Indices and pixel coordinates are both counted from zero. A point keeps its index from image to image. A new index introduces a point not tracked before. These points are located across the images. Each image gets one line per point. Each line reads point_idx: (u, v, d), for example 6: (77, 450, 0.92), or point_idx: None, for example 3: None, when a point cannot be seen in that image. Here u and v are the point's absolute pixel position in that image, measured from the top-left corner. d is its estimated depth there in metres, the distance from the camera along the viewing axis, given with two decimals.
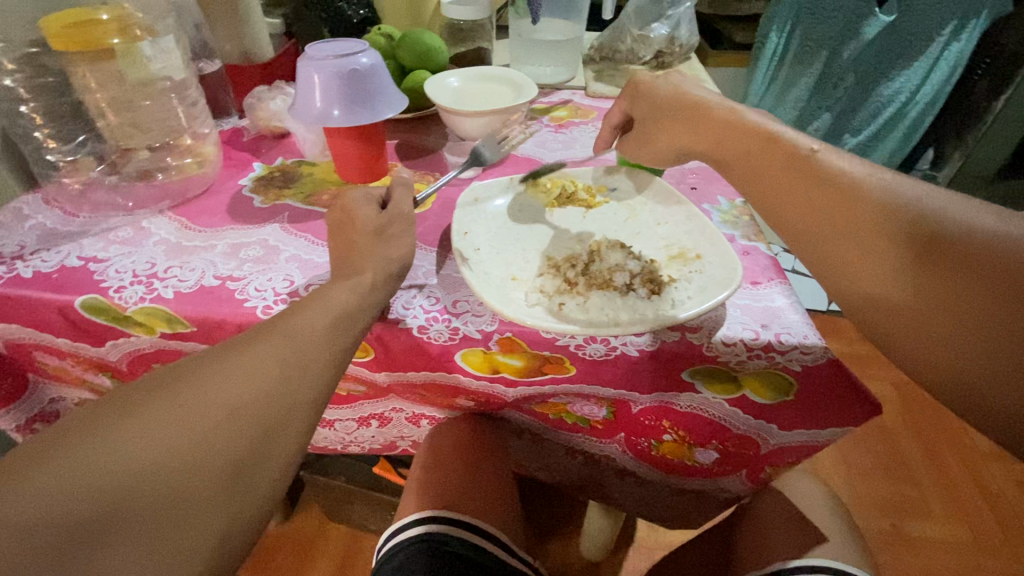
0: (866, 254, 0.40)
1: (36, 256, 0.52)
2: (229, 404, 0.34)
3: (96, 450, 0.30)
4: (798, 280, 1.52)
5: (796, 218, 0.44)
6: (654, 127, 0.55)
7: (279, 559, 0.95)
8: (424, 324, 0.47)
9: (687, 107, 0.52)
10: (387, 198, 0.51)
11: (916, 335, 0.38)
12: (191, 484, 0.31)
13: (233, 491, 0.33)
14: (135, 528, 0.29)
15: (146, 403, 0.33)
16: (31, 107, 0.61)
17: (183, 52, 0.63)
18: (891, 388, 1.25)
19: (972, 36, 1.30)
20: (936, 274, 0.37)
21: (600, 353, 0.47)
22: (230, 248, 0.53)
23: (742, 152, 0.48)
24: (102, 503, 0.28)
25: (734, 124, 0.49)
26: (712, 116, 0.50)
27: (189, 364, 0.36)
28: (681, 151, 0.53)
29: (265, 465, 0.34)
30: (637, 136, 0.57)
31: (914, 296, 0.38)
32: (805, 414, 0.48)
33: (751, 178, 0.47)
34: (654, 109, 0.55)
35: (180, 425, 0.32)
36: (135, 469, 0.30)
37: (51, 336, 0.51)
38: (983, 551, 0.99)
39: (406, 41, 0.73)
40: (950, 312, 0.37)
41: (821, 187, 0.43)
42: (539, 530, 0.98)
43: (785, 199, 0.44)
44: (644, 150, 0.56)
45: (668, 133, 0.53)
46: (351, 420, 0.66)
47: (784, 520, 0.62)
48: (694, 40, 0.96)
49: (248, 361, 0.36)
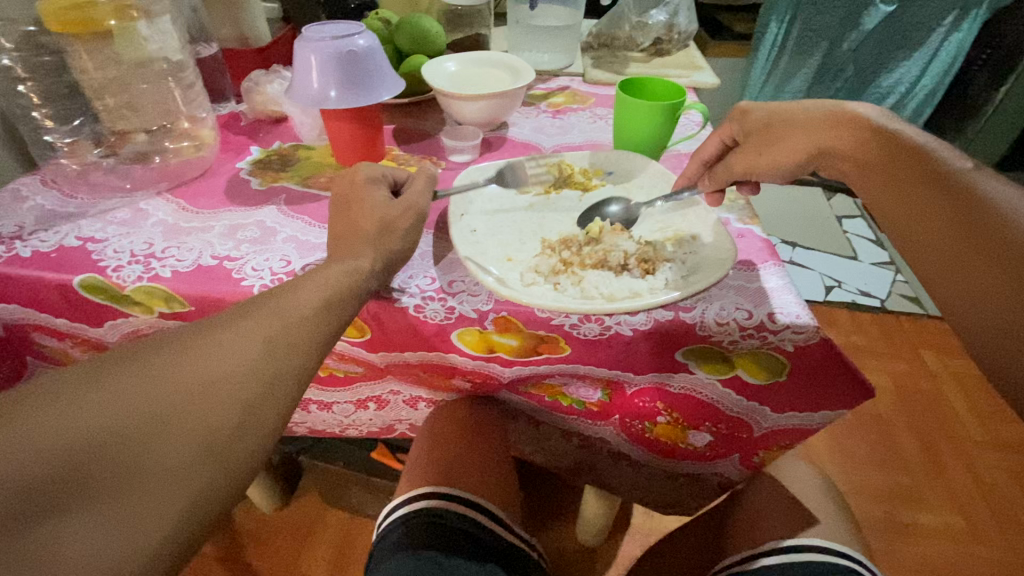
0: (942, 244, 0.39)
1: (35, 236, 0.52)
2: (206, 379, 0.34)
3: (73, 410, 0.30)
4: (797, 271, 1.53)
5: (912, 233, 0.41)
6: (781, 127, 0.51)
7: (279, 543, 0.96)
8: (420, 303, 0.48)
9: (812, 113, 0.50)
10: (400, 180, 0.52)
11: (970, 321, 0.37)
12: (161, 453, 0.31)
13: (204, 467, 0.32)
14: (98, 496, 0.29)
15: (123, 369, 0.33)
16: (29, 86, 0.62)
17: (180, 34, 0.63)
18: (887, 379, 1.26)
19: (973, 26, 1.30)
20: (1002, 271, 0.36)
21: (594, 332, 0.46)
22: (227, 229, 0.54)
23: (844, 144, 0.47)
24: (66, 469, 0.29)
25: (851, 121, 0.47)
26: (824, 114, 0.49)
27: (169, 336, 0.36)
28: (812, 155, 0.49)
29: (241, 441, 0.34)
30: (762, 139, 0.53)
31: (973, 282, 0.37)
32: (798, 395, 0.49)
33: (869, 186, 0.45)
34: (773, 115, 0.52)
35: (155, 395, 0.32)
36: (110, 431, 0.30)
37: (50, 317, 0.52)
38: (975, 537, 1.00)
39: (403, 26, 0.73)
40: (1003, 303, 0.36)
41: (934, 194, 0.41)
42: (537, 514, 0.99)
43: (875, 185, 0.45)
44: (769, 153, 0.52)
45: (790, 140, 0.51)
46: (349, 404, 0.67)
47: (776, 502, 0.63)
48: (692, 27, 0.95)
49: (233, 337, 0.36)
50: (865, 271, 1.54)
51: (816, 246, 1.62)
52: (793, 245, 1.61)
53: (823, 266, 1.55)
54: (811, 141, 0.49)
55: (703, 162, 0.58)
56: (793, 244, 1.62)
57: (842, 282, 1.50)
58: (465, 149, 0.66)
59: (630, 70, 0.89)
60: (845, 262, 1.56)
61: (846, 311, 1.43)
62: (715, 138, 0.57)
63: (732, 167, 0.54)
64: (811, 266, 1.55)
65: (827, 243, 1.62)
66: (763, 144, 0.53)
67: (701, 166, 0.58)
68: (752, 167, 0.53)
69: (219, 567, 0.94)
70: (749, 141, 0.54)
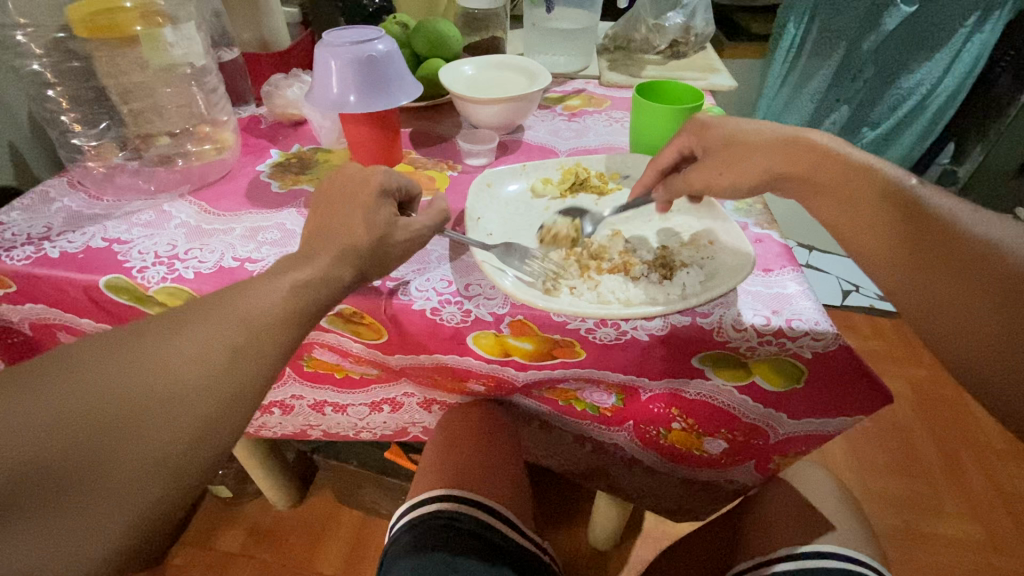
0: (910, 266, 0.40)
1: (63, 237, 0.53)
2: (156, 390, 0.33)
3: (85, 381, 0.32)
4: (813, 275, 1.51)
5: (878, 257, 0.42)
6: (739, 146, 0.49)
7: (293, 540, 0.98)
8: (436, 306, 0.48)
9: (769, 134, 0.49)
10: (411, 193, 0.49)
11: (953, 345, 0.38)
12: (162, 425, 0.33)
13: (160, 472, 0.32)
14: (83, 475, 0.31)
15: (65, 378, 0.32)
16: (59, 91, 0.64)
17: (204, 38, 0.65)
18: (906, 385, 1.24)
19: (997, 27, 1.26)
20: (969, 285, 0.37)
21: (611, 336, 0.47)
22: (248, 231, 0.55)
23: (801, 164, 0.46)
24: (76, 435, 0.31)
25: (806, 143, 0.47)
26: (777, 136, 0.48)
27: (121, 337, 0.35)
28: (771, 175, 0.48)
29: (198, 453, 0.34)
30: (722, 158, 0.50)
31: (963, 306, 0.37)
32: (817, 403, 0.48)
33: (827, 207, 0.45)
34: (731, 134, 0.50)
35: (95, 406, 0.32)
36: (119, 404, 0.32)
37: (75, 316, 0.53)
38: (995, 548, 0.98)
39: (421, 30, 0.74)
40: (984, 327, 0.36)
41: (892, 219, 0.42)
42: (549, 516, 0.99)
43: (836, 211, 0.45)
44: (728, 173, 0.50)
45: (753, 158, 0.49)
46: (364, 405, 0.68)
47: (790, 510, 0.62)
48: (709, 30, 0.94)
49: (190, 344, 0.35)
50: None
51: (834, 250, 1.59)
52: (810, 248, 1.59)
53: (841, 270, 1.53)
54: (770, 160, 0.48)
55: (659, 170, 0.56)
56: (810, 248, 1.60)
57: (859, 286, 1.48)
58: (481, 153, 0.66)
59: (646, 72, 0.89)
60: None
61: (863, 316, 1.41)
62: (672, 149, 0.54)
63: (691, 180, 0.52)
64: (829, 270, 1.53)
65: None
66: (722, 163, 0.50)
67: (657, 174, 0.56)
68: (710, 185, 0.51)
69: (235, 563, 0.95)
70: (708, 157, 0.51)
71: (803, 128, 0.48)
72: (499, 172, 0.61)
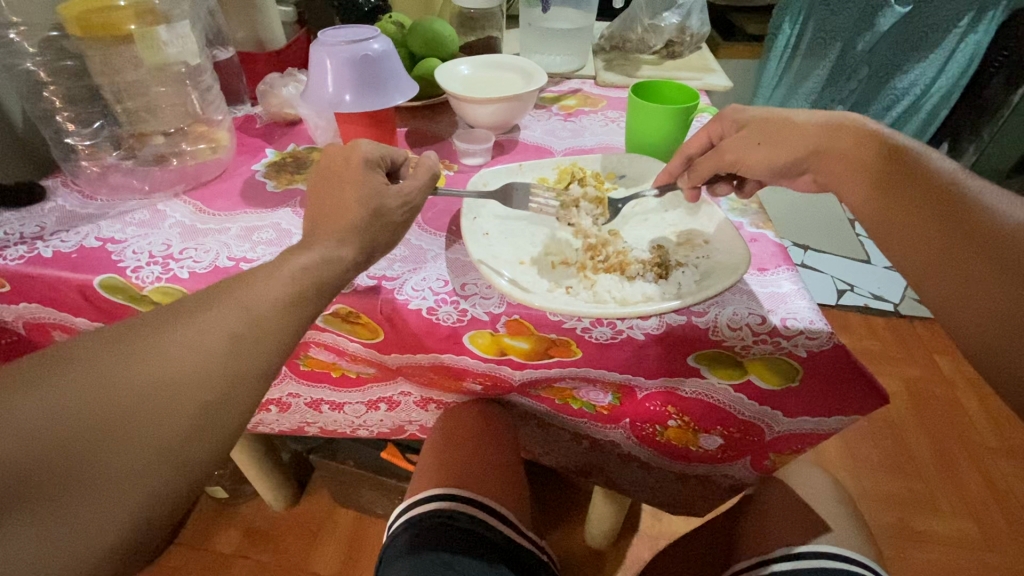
0: (935, 242, 0.40)
1: (56, 237, 0.53)
2: (162, 380, 0.33)
3: (80, 383, 0.31)
4: (808, 274, 1.52)
5: (901, 234, 0.42)
6: (782, 125, 0.51)
7: (289, 540, 0.98)
8: (432, 305, 0.48)
9: (812, 117, 0.50)
10: (398, 160, 0.49)
11: (969, 327, 0.37)
12: (156, 428, 0.32)
13: (154, 476, 0.32)
14: (74, 479, 0.30)
15: (72, 371, 0.31)
16: (52, 90, 0.63)
17: (199, 37, 0.64)
18: (899, 384, 1.25)
19: (990, 28, 1.28)
20: (990, 264, 0.37)
21: (606, 336, 0.47)
22: (244, 230, 0.54)
23: (841, 146, 0.47)
24: (70, 438, 0.30)
25: (850, 126, 0.48)
26: (820, 120, 0.49)
27: (123, 332, 0.34)
28: (807, 153, 0.49)
29: (199, 452, 0.33)
30: (762, 131, 0.52)
31: (980, 288, 0.37)
32: (812, 402, 0.49)
33: (860, 187, 0.46)
34: (771, 115, 0.52)
35: (100, 401, 0.31)
36: (113, 407, 0.31)
37: (70, 315, 0.53)
38: (988, 545, 0.99)
39: (416, 30, 0.74)
40: (1001, 307, 0.36)
41: (921, 197, 0.41)
42: (545, 515, 0.99)
43: (868, 193, 0.45)
44: (767, 145, 0.52)
45: (790, 138, 0.50)
46: (360, 404, 0.67)
47: (786, 508, 0.63)
48: (704, 30, 0.95)
49: (194, 335, 0.35)
50: (879, 275, 1.52)
51: (829, 250, 1.60)
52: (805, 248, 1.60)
53: (836, 270, 1.54)
54: (809, 140, 0.49)
55: (686, 157, 0.57)
56: (806, 248, 1.60)
57: (854, 286, 1.49)
58: (478, 152, 0.66)
59: (641, 73, 0.89)
60: (858, 266, 1.55)
61: (857, 315, 1.42)
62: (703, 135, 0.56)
63: (722, 155, 0.54)
64: (824, 270, 1.53)
65: (840, 245, 1.60)
66: (763, 135, 0.52)
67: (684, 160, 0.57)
68: (743, 157, 0.53)
69: (230, 563, 0.95)
70: (751, 128, 0.53)
71: (850, 114, 0.49)
72: (495, 172, 0.61)
